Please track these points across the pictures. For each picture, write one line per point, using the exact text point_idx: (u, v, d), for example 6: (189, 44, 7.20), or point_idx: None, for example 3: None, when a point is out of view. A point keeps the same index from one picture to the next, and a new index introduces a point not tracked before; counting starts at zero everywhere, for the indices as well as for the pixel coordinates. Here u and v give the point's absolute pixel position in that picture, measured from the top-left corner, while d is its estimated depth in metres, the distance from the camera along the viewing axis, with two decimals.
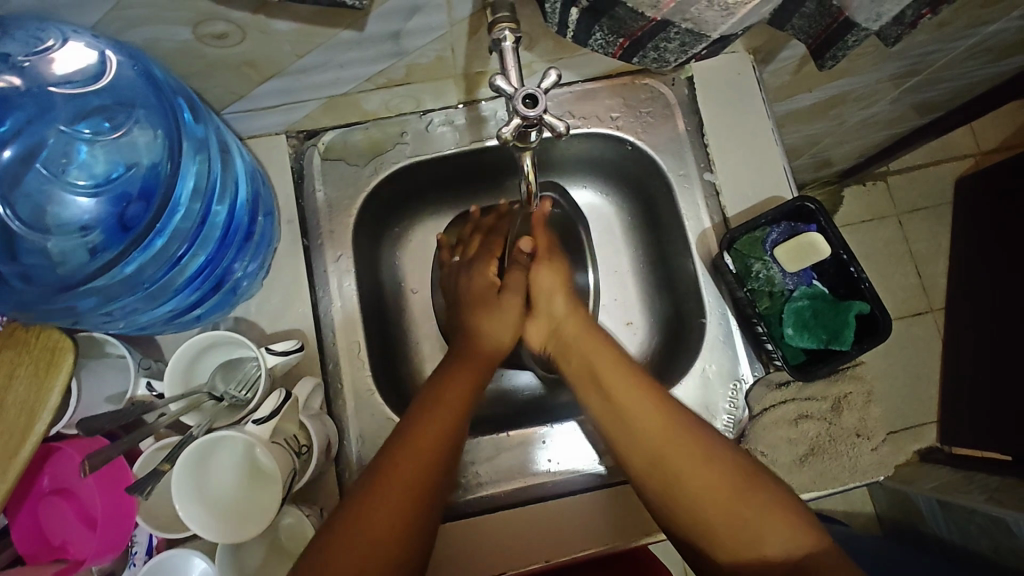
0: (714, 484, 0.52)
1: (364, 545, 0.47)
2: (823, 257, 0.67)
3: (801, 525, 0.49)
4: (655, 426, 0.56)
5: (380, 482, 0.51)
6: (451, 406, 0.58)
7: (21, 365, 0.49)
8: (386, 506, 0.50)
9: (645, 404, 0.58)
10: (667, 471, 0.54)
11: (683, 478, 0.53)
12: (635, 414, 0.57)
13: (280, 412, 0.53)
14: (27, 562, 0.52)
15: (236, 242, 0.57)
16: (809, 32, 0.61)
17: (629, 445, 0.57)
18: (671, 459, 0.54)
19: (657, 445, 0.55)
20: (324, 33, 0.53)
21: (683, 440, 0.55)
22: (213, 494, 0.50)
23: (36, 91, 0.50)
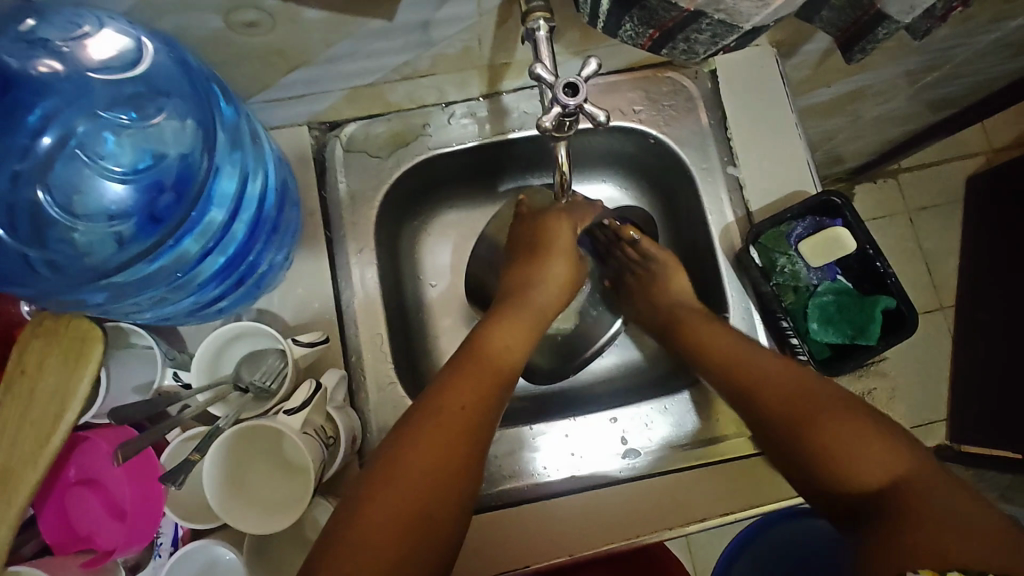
0: (808, 403, 0.53)
1: (390, 510, 0.44)
2: (847, 251, 0.67)
3: (893, 446, 0.48)
4: (769, 364, 0.58)
5: (380, 491, 0.45)
6: (484, 378, 0.54)
7: (50, 354, 0.49)
8: (381, 518, 0.44)
9: (737, 350, 0.61)
10: (749, 392, 0.57)
11: (768, 392, 0.56)
12: (706, 338, 0.63)
13: (310, 404, 0.53)
14: (54, 551, 0.52)
15: (264, 234, 0.57)
16: (838, 25, 0.61)
17: (711, 374, 0.62)
18: (796, 399, 0.54)
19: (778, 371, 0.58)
20: (353, 22, 0.52)
21: (798, 382, 0.56)
22: (244, 488, 0.50)
23: (75, 78, 0.49)
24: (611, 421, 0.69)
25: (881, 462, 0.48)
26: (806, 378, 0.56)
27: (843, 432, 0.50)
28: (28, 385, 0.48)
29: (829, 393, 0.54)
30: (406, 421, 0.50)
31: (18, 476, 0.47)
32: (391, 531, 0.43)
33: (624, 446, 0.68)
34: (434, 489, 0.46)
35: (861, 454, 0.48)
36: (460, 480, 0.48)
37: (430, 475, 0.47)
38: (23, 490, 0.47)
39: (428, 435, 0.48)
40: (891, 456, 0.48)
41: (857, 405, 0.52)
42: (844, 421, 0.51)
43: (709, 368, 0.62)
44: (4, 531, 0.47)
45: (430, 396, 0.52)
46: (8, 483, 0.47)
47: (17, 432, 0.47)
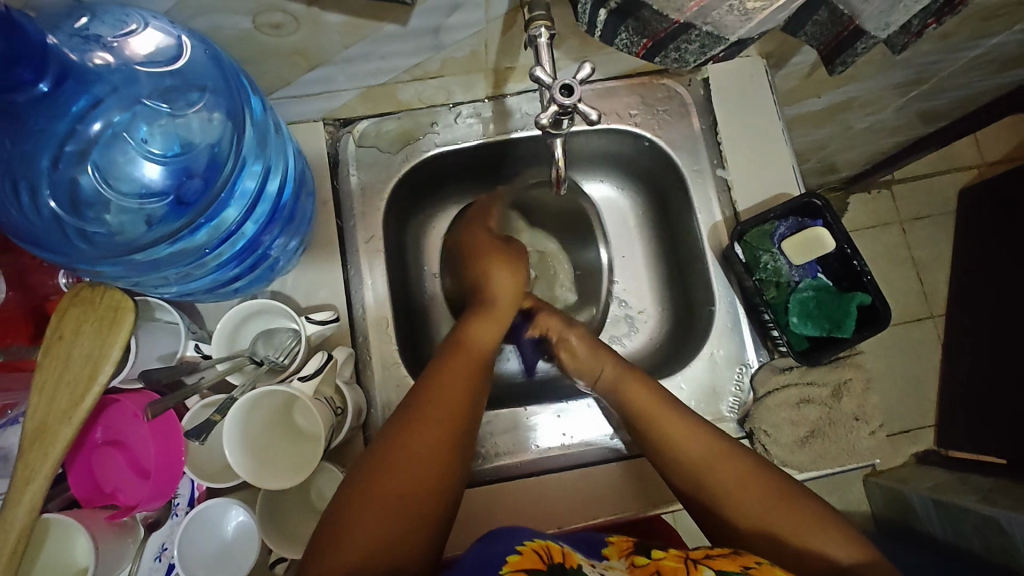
0: (756, 504, 0.55)
1: (392, 483, 0.49)
2: (827, 251, 0.71)
3: (843, 534, 0.52)
4: (694, 442, 0.59)
5: (385, 467, 0.50)
6: (467, 372, 0.59)
7: (86, 323, 0.53)
8: (387, 490, 0.49)
9: (669, 412, 0.62)
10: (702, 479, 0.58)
11: (716, 475, 0.57)
12: (656, 414, 0.62)
13: (322, 372, 0.58)
14: (83, 505, 0.57)
15: (279, 222, 0.62)
16: (821, 39, 0.65)
17: (669, 460, 0.60)
18: (718, 474, 0.57)
19: (700, 451, 0.59)
20: (370, 26, 0.57)
21: (720, 457, 0.58)
22: (259, 452, 0.54)
23: (124, 69, 0.52)
24: (599, 404, 0.73)
25: (836, 552, 0.52)
26: (732, 457, 0.58)
27: (786, 524, 0.53)
28: (65, 348, 0.53)
29: (759, 480, 0.56)
30: (407, 405, 0.55)
31: (56, 430, 0.51)
32: (396, 498, 0.48)
33: (612, 427, 0.72)
34: (415, 491, 0.49)
35: (819, 545, 0.52)
36: (439, 489, 0.51)
37: (425, 456, 0.51)
38: (60, 444, 0.51)
39: (426, 420, 0.53)
40: (830, 542, 0.52)
41: (793, 487, 0.56)
42: (800, 504, 0.54)
43: (646, 431, 0.63)
44: (39, 481, 0.51)
45: (408, 408, 0.55)
46: (46, 438, 0.51)
47: (53, 391, 0.52)
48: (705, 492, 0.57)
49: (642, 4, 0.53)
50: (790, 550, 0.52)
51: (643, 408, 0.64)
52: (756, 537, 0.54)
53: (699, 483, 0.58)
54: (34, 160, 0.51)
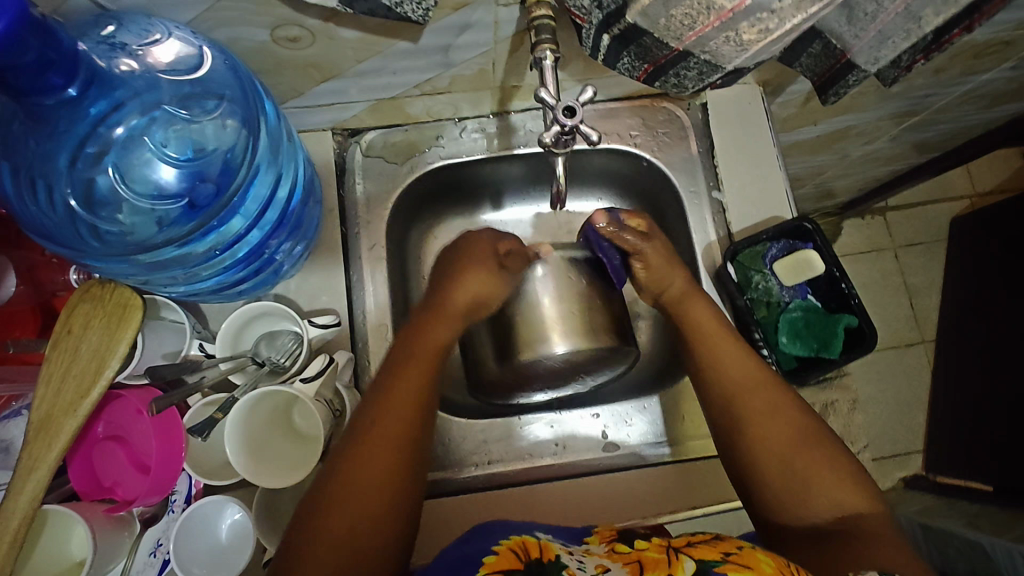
0: (780, 439, 0.59)
1: (348, 506, 0.50)
2: (817, 273, 0.74)
3: (854, 484, 0.57)
4: (740, 369, 0.64)
5: (340, 491, 0.51)
6: (416, 380, 0.59)
7: (95, 318, 0.55)
8: (345, 513, 0.50)
9: (722, 337, 0.67)
10: (735, 403, 0.62)
11: (750, 404, 0.62)
12: (712, 336, 0.67)
13: (323, 373, 0.61)
14: (82, 498, 0.58)
15: (286, 228, 0.64)
16: (815, 71, 0.67)
17: (712, 382, 0.65)
18: (753, 398, 0.62)
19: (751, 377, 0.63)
20: (383, 42, 0.60)
21: (759, 386, 0.63)
22: (260, 451, 0.55)
23: (147, 76, 0.54)
24: (593, 416, 0.74)
25: (842, 497, 0.56)
26: (772, 388, 0.63)
27: (810, 458, 0.58)
28: (74, 342, 0.54)
29: (795, 419, 0.60)
30: (357, 422, 0.55)
31: (60, 422, 0.52)
32: (355, 520, 0.50)
33: (604, 439, 0.74)
34: (370, 511, 0.51)
35: (827, 485, 0.57)
36: (392, 524, 0.52)
37: (377, 475, 0.52)
38: (64, 436, 0.52)
39: (376, 438, 0.54)
40: (846, 488, 0.56)
41: (823, 431, 0.60)
42: (819, 454, 0.58)
43: (693, 350, 0.68)
44: (42, 471, 0.52)
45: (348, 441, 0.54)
46: (50, 428, 0.52)
47: (60, 384, 0.53)
48: (736, 411, 0.62)
49: (643, 31, 0.56)
50: (804, 488, 0.57)
51: (700, 330, 0.68)
52: (775, 465, 0.58)
53: (733, 400, 0.63)
54: (53, 160, 0.52)
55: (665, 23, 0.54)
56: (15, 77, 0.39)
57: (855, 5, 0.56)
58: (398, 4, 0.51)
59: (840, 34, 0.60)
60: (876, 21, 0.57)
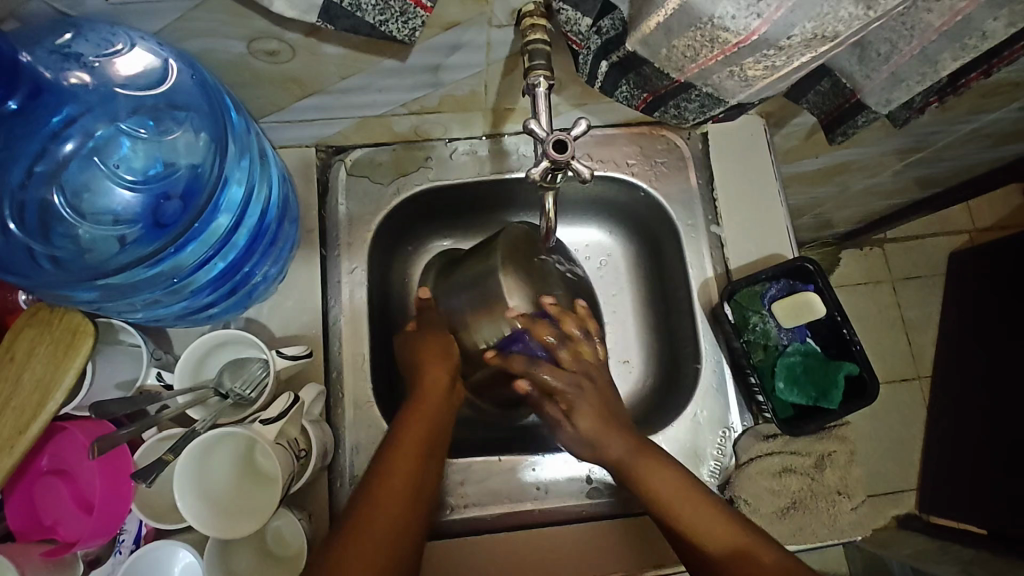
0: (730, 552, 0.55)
1: (385, 510, 0.53)
2: (817, 315, 0.69)
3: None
4: (654, 478, 0.60)
5: (377, 496, 0.54)
6: (439, 406, 0.64)
7: (39, 346, 0.50)
8: (384, 515, 0.53)
9: (647, 464, 0.61)
10: (697, 534, 0.57)
11: (719, 532, 0.56)
12: (637, 464, 0.62)
13: (286, 414, 0.55)
14: (17, 538, 0.53)
15: (261, 247, 0.60)
16: (822, 108, 0.64)
17: (649, 499, 0.60)
18: (678, 518, 0.58)
19: (686, 509, 0.58)
20: (368, 60, 0.57)
21: (681, 495, 0.59)
22: (210, 494, 0.51)
23: (102, 90, 0.50)
24: (578, 459, 0.70)
25: None
26: (695, 497, 0.59)
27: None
28: (15, 370, 0.50)
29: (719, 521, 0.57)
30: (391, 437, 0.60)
31: None
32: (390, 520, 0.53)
33: (588, 483, 0.69)
34: (398, 514, 0.54)
35: None
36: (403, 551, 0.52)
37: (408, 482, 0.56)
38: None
39: (405, 450, 0.58)
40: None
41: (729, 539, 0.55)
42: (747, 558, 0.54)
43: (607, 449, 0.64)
44: None
45: (374, 472, 0.57)
46: None
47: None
48: (700, 546, 0.56)
49: (643, 59, 0.53)
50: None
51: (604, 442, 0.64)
52: None
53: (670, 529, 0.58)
54: (2, 176, 0.48)
55: (667, 54, 0.50)
56: None
57: (868, 43, 0.53)
58: (383, 22, 0.48)
59: (850, 73, 0.57)
60: (890, 62, 0.54)
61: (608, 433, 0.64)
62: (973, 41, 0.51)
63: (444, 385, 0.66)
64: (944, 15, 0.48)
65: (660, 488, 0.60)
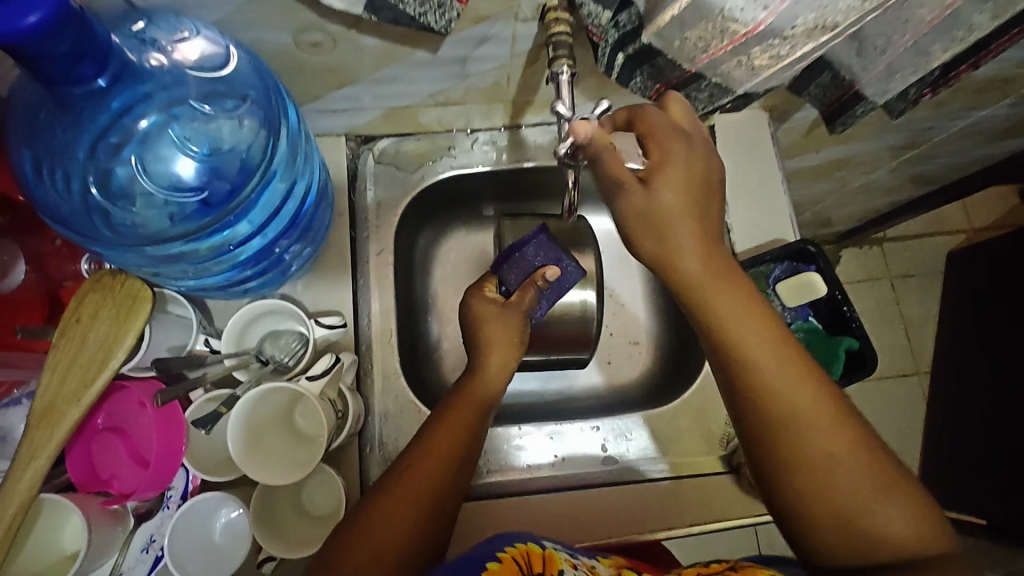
0: (816, 411, 0.49)
1: (426, 473, 0.56)
2: (818, 295, 0.75)
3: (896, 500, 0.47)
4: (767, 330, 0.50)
5: (419, 458, 0.57)
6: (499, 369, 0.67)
7: (104, 308, 0.54)
8: (425, 477, 0.56)
9: (763, 323, 0.50)
10: (788, 419, 0.49)
11: (808, 444, 0.48)
12: (749, 325, 0.50)
13: (329, 373, 0.60)
14: (80, 490, 0.57)
15: (298, 228, 0.65)
16: (823, 100, 0.69)
17: (741, 370, 0.50)
18: (778, 400, 0.49)
19: (778, 384, 0.50)
20: (403, 51, 0.61)
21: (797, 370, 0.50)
22: (256, 443, 0.56)
23: (174, 71, 0.54)
24: (593, 428, 0.75)
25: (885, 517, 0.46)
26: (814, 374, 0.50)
27: (880, 522, 0.46)
28: (81, 331, 0.54)
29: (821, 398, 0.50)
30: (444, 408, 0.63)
31: (62, 412, 0.52)
32: (428, 482, 0.56)
33: (604, 452, 0.74)
34: (435, 476, 0.56)
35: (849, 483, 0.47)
36: (434, 512, 0.55)
37: (452, 449, 0.59)
38: (66, 425, 0.52)
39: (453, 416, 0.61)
40: (888, 505, 0.46)
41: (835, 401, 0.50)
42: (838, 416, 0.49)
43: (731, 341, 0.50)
44: (42, 459, 0.51)
45: (422, 437, 0.60)
46: (53, 416, 0.52)
47: (65, 372, 0.53)
48: (775, 410, 0.49)
49: (657, 50, 0.57)
50: (866, 528, 0.47)
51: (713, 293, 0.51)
52: (802, 481, 0.48)
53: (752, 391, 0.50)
54: (71, 149, 0.52)
55: (679, 45, 0.55)
56: (53, 66, 0.40)
57: (865, 38, 0.58)
58: (422, 14, 0.52)
59: (849, 66, 0.62)
60: (885, 55, 0.59)
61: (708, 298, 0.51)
62: (961, 34, 0.56)
63: (506, 362, 0.68)
64: (935, 10, 0.53)
65: (739, 334, 0.50)
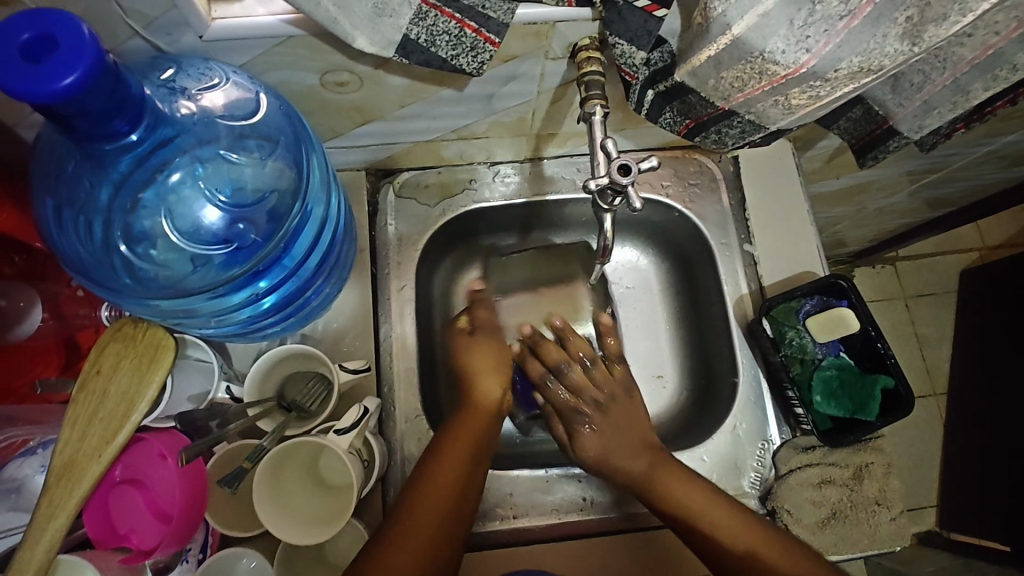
0: (768, 551, 0.60)
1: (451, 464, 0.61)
2: (852, 330, 0.72)
3: None
4: (730, 531, 0.62)
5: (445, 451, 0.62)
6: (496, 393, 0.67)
7: (126, 358, 0.53)
8: (451, 468, 0.61)
9: (728, 522, 0.63)
10: (754, 553, 0.60)
11: (778, 564, 0.59)
12: (716, 520, 0.63)
13: (359, 425, 0.57)
14: (96, 546, 0.55)
15: (324, 270, 0.64)
16: (853, 134, 0.68)
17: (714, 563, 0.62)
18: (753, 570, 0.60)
19: (747, 546, 0.61)
20: (428, 90, 0.60)
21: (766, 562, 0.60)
22: (280, 494, 0.55)
23: (203, 119, 0.52)
24: None
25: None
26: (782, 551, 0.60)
27: None
28: (102, 383, 0.52)
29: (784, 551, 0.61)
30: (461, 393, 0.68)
31: (83, 468, 0.51)
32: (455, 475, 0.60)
33: (632, 496, 0.72)
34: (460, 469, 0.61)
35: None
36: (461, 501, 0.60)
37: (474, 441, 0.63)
38: (88, 482, 0.50)
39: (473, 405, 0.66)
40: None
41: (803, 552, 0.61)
42: (795, 551, 0.60)
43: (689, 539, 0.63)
44: (61, 519, 0.49)
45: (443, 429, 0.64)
46: (72, 474, 0.50)
47: (86, 427, 0.51)
48: (745, 559, 0.60)
49: (690, 88, 0.56)
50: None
51: (691, 507, 0.64)
52: None
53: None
54: (95, 198, 0.51)
55: (714, 84, 0.54)
56: (84, 123, 0.38)
57: (902, 75, 0.57)
58: (454, 56, 0.52)
59: (883, 101, 0.61)
60: (922, 91, 0.58)
61: (670, 495, 0.65)
62: (1004, 73, 0.54)
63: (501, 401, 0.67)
64: (976, 48, 0.52)
65: (694, 507, 0.64)
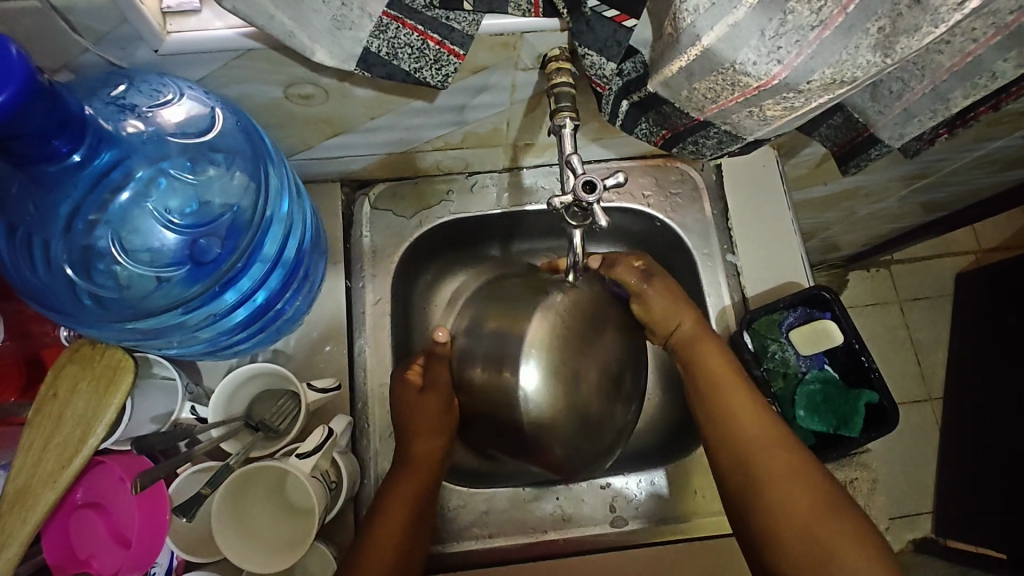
0: (784, 475, 0.57)
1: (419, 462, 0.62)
2: (835, 343, 0.72)
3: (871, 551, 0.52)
4: (756, 428, 0.60)
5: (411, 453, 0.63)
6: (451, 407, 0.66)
7: (82, 381, 0.53)
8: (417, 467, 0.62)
9: (753, 418, 0.60)
10: (763, 479, 0.57)
11: (789, 490, 0.56)
12: (740, 416, 0.61)
13: (322, 448, 0.55)
14: (54, 572, 0.53)
15: (294, 285, 0.63)
16: (835, 141, 0.66)
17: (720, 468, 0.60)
18: (763, 477, 0.57)
19: (757, 460, 0.58)
20: (397, 101, 0.59)
21: (786, 476, 0.57)
22: (243, 520, 0.53)
23: (156, 138, 0.52)
24: (601, 486, 0.71)
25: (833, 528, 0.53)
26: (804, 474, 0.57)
27: (833, 537, 0.53)
28: (58, 408, 0.52)
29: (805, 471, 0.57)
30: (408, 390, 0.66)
31: (36, 495, 0.50)
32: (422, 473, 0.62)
33: (612, 513, 0.70)
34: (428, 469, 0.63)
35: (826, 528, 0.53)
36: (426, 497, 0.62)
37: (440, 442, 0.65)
38: (40, 509, 0.50)
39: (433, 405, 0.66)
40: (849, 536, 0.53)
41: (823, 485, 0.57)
42: (817, 488, 0.56)
43: (716, 437, 0.61)
44: None
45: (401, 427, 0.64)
46: (26, 500, 0.50)
47: (41, 453, 0.51)
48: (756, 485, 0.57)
49: (664, 99, 0.55)
50: (837, 571, 0.52)
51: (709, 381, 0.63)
52: (778, 533, 0.55)
53: (739, 468, 0.59)
54: (50, 219, 0.49)
55: (687, 94, 0.52)
56: (21, 145, 0.37)
57: (881, 82, 0.55)
58: (417, 69, 0.50)
59: (863, 109, 0.59)
60: (902, 99, 0.56)
61: (712, 384, 0.63)
62: (984, 81, 0.53)
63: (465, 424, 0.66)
64: (954, 56, 0.50)
65: (731, 408, 0.61)
